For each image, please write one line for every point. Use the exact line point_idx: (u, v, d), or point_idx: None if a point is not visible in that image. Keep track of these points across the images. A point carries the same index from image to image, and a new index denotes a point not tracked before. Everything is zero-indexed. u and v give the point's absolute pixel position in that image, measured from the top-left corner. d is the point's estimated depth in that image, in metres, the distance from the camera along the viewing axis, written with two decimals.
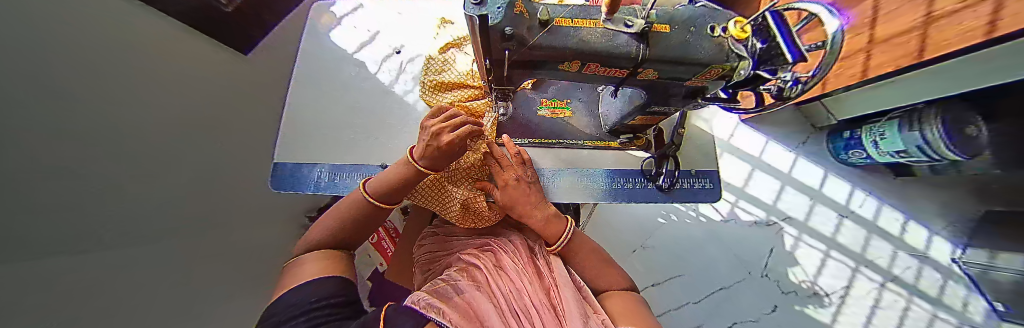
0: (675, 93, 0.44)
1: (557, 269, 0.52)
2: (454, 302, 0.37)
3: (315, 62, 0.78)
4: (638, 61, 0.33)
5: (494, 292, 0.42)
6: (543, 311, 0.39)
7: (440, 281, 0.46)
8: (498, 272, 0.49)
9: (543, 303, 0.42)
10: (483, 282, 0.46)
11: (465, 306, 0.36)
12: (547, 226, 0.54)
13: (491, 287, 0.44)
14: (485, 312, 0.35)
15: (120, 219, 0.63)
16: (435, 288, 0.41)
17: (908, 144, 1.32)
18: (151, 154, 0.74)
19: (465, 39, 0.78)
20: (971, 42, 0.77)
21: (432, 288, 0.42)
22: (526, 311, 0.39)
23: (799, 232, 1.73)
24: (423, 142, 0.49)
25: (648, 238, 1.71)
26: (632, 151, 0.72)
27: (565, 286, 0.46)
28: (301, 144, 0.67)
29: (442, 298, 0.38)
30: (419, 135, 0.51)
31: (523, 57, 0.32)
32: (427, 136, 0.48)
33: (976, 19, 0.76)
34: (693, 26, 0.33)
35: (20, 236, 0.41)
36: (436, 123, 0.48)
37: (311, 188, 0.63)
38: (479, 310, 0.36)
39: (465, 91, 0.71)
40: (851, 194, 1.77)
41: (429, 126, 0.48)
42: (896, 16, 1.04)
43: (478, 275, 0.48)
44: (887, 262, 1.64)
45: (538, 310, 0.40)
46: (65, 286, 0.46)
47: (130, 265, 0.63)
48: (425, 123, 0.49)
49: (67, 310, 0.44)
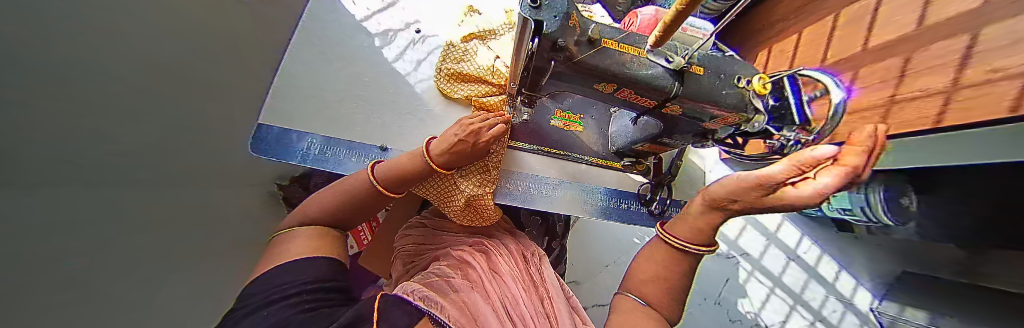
0: (687, 130, 0.46)
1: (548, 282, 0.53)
2: (451, 299, 0.36)
3: (323, 23, 0.73)
4: (670, 96, 0.35)
5: (489, 293, 0.42)
6: (536, 319, 0.40)
7: (432, 275, 0.45)
8: (492, 274, 0.48)
9: (536, 312, 0.42)
10: (478, 281, 0.45)
11: (462, 305, 0.35)
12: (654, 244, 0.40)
13: (485, 287, 0.43)
14: (482, 313, 0.35)
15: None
16: (428, 282, 0.40)
17: (853, 204, 1.48)
18: None
19: (490, 33, 0.77)
20: (922, 128, 0.90)
21: (425, 281, 0.41)
22: (520, 317, 0.39)
23: (753, 268, 1.90)
24: (455, 137, 0.48)
25: (621, 255, 1.78)
26: (632, 174, 0.74)
27: (558, 302, 0.47)
28: (295, 109, 0.62)
29: (438, 293, 0.37)
30: (449, 129, 0.50)
31: (564, 70, 0.32)
32: (463, 132, 0.48)
33: (930, 108, 0.88)
34: (723, 73, 0.35)
35: None
36: (474, 122, 0.50)
37: (299, 158, 0.58)
38: (476, 309, 0.35)
39: (482, 87, 0.70)
40: (800, 240, 1.98)
41: (466, 123, 0.49)
42: (868, 91, 1.17)
43: (472, 274, 0.47)
44: (819, 304, 1.86)
45: (530, 317, 0.40)
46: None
47: None
48: (462, 120, 0.50)
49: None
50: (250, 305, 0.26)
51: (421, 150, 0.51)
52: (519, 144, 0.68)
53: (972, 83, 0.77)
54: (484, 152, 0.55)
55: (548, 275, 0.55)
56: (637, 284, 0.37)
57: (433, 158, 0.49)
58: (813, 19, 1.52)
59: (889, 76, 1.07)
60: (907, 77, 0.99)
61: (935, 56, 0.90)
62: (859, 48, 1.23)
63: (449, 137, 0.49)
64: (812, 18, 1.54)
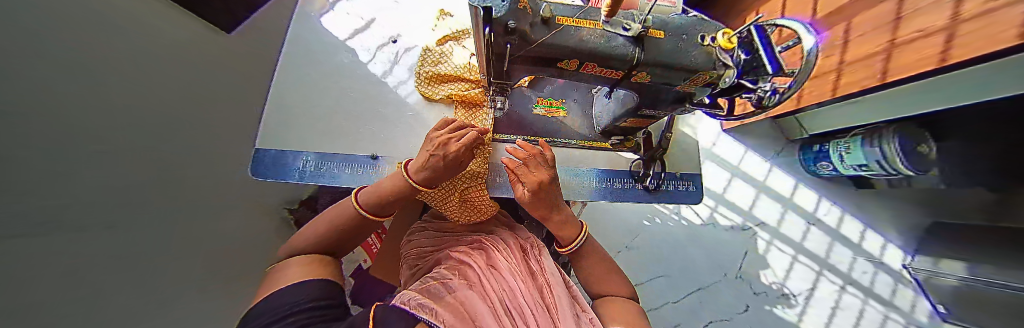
0: (664, 98, 0.46)
1: (549, 271, 0.53)
2: (446, 302, 0.36)
3: (306, 46, 0.75)
4: (633, 64, 0.34)
5: (488, 291, 0.42)
6: (537, 310, 0.40)
7: (430, 280, 0.45)
8: (491, 271, 0.49)
9: (536, 303, 0.42)
10: (476, 280, 0.45)
11: (459, 307, 0.35)
12: (563, 227, 0.55)
13: (484, 285, 0.44)
14: (480, 313, 0.35)
15: (80, 209, 0.60)
16: (425, 288, 0.41)
17: (868, 159, 1.42)
18: (107, 138, 0.67)
19: (464, 33, 0.79)
20: (926, 68, 0.85)
21: (423, 287, 0.42)
22: (520, 310, 0.39)
23: (772, 238, 1.85)
24: (427, 153, 0.49)
25: (632, 239, 1.76)
26: (622, 152, 0.74)
27: (559, 289, 0.47)
28: (286, 131, 0.64)
29: (434, 298, 0.38)
30: (422, 146, 0.52)
31: (523, 53, 0.33)
32: (432, 146, 0.49)
33: (931, 48, 0.85)
34: (685, 34, 0.35)
35: None
36: (441, 133, 0.51)
37: (296, 177, 0.61)
38: (473, 309, 0.36)
39: (460, 84, 0.71)
40: (818, 203, 1.91)
41: (434, 136, 0.51)
42: (863, 40, 1.13)
43: (470, 274, 0.47)
44: (848, 267, 1.79)
45: (531, 309, 0.40)
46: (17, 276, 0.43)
47: (73, 265, 0.56)
48: (433, 134, 0.52)
49: (14, 300, 0.41)
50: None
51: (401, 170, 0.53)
52: (504, 136, 0.68)
53: (973, 16, 0.74)
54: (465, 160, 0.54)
55: (548, 265, 0.55)
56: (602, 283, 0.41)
57: (413, 176, 0.50)
58: None
59: (884, 21, 1.03)
60: (906, 19, 0.96)
61: None
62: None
63: (424, 154, 0.50)
64: None
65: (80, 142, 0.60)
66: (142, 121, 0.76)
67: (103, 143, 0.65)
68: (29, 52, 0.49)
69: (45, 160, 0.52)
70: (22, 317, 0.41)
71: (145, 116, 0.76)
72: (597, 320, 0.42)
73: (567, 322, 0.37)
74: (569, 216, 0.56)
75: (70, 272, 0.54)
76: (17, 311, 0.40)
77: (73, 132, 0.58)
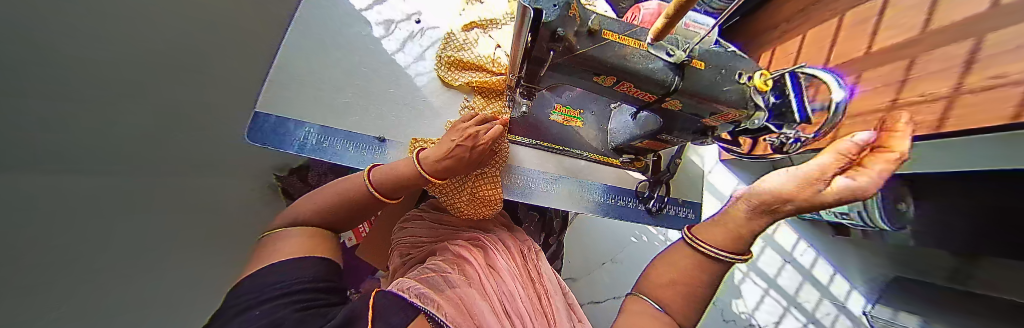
0: (686, 128, 0.47)
1: (546, 280, 0.53)
2: (446, 296, 0.36)
3: (322, 12, 0.72)
4: (669, 90, 0.34)
5: (487, 290, 0.42)
6: (535, 318, 0.41)
7: (428, 271, 0.45)
8: (490, 271, 0.49)
9: (533, 310, 0.43)
10: (476, 278, 0.45)
11: (459, 303, 0.35)
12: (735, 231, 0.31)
13: (484, 284, 0.43)
14: (481, 312, 0.35)
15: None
16: (424, 278, 0.41)
17: (851, 208, 1.51)
18: None
19: (491, 22, 0.78)
20: (923, 132, 0.90)
21: (420, 277, 0.41)
22: (518, 316, 0.40)
23: (749, 270, 1.92)
24: (452, 143, 0.48)
25: (618, 253, 1.79)
26: (630, 171, 0.75)
27: (556, 299, 0.49)
28: (294, 97, 0.62)
29: (434, 289, 0.37)
30: (445, 134, 0.50)
31: (563, 61, 0.32)
32: (460, 137, 0.47)
33: (930, 115, 0.89)
34: (725, 68, 0.35)
35: None
36: (469, 126, 0.50)
37: (296, 148, 0.58)
38: (474, 307, 0.36)
39: (481, 74, 0.70)
40: (796, 243, 2.01)
41: (462, 128, 0.49)
42: (867, 95, 1.17)
43: (469, 270, 0.47)
44: (813, 306, 1.90)
45: (527, 316, 0.40)
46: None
47: None
48: (458, 125, 0.50)
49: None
50: (240, 304, 0.26)
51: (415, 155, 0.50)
52: (518, 139, 0.68)
53: (973, 90, 0.77)
54: (485, 155, 0.54)
55: (546, 273, 0.56)
56: (653, 287, 0.33)
57: (432, 164, 0.48)
58: (817, 20, 1.52)
59: (892, 80, 1.06)
60: (911, 81, 0.99)
61: (938, 60, 0.90)
62: (861, 52, 1.23)
63: (447, 143, 0.49)
64: (816, 20, 1.54)
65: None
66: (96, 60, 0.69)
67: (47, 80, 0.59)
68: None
69: None
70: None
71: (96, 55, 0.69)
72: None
73: None
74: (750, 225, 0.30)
75: None
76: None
77: None
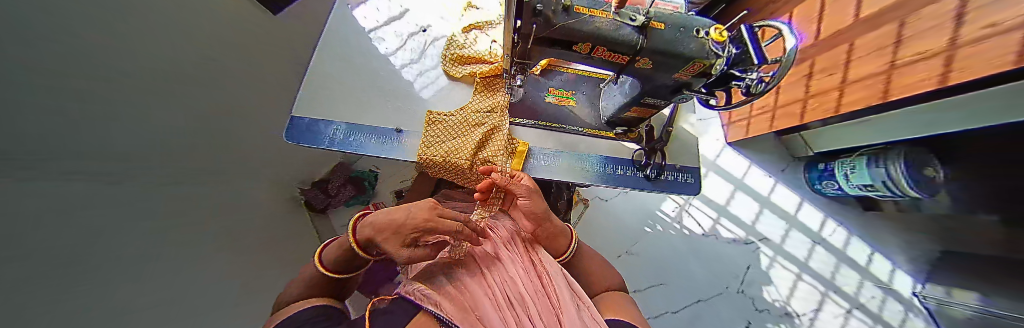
0: (663, 87, 0.52)
1: (547, 261, 0.57)
2: (448, 291, 0.44)
3: (342, 32, 0.82)
4: (637, 49, 0.41)
5: (487, 278, 0.48)
6: (536, 298, 0.46)
7: (435, 265, 0.52)
8: (492, 259, 0.54)
9: (533, 291, 0.47)
10: (478, 267, 0.51)
11: (461, 298, 0.42)
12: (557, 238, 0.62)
13: (484, 272, 0.49)
14: (479, 302, 0.42)
15: (133, 164, 0.67)
16: (431, 275, 0.49)
17: (874, 180, 1.49)
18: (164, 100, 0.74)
19: (487, 23, 0.87)
20: (928, 88, 0.91)
21: (429, 274, 0.49)
22: (518, 300, 0.45)
23: (775, 254, 1.84)
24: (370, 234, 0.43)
25: (633, 245, 1.77)
26: (625, 143, 0.79)
27: (558, 278, 0.52)
28: (321, 102, 0.70)
29: (438, 286, 0.45)
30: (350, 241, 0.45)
31: (546, 34, 0.39)
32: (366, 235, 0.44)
33: (931, 70, 0.90)
34: (683, 27, 0.42)
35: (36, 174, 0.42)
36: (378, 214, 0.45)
37: (326, 143, 0.66)
38: (474, 299, 0.43)
39: (481, 66, 0.78)
40: (824, 222, 1.92)
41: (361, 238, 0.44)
42: (863, 61, 1.19)
43: (473, 260, 0.53)
44: (854, 290, 1.78)
45: (530, 301, 0.45)
46: (67, 214, 0.47)
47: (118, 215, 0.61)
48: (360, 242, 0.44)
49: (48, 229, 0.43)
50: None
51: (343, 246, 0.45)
52: (519, 120, 0.74)
53: (971, 40, 0.78)
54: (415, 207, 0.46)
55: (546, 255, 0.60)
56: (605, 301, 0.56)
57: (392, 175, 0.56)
58: None
59: (885, 43, 1.09)
60: (904, 41, 1.01)
61: (930, 18, 0.91)
62: (848, 20, 1.27)
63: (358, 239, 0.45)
64: None
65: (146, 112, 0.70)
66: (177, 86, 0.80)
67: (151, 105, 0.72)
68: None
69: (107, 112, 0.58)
70: (69, 251, 0.44)
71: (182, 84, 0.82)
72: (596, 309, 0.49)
73: (565, 318, 0.43)
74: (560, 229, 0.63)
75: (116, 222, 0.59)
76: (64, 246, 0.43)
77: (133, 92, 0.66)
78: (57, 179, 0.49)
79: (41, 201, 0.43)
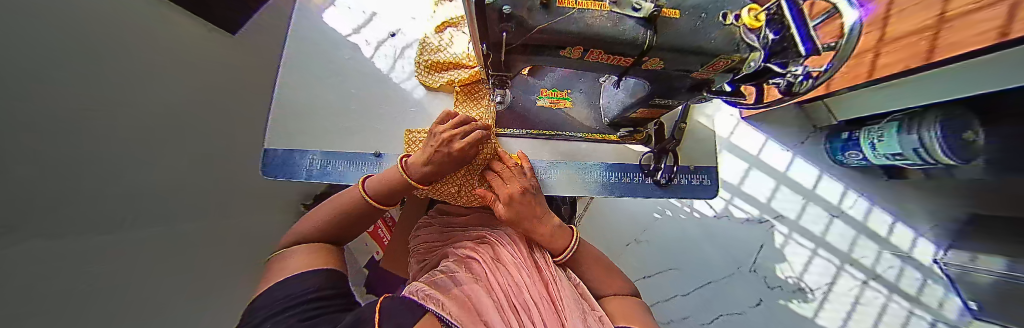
0: (678, 86, 0.44)
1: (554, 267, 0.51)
2: (454, 295, 0.36)
3: (307, 43, 0.74)
4: (643, 49, 0.33)
5: (491, 284, 0.41)
6: (542, 303, 0.39)
7: (438, 273, 0.46)
8: (496, 265, 0.48)
9: (539, 296, 0.41)
10: (482, 273, 0.45)
11: (465, 300, 0.35)
12: (553, 239, 0.54)
13: (490, 278, 0.43)
14: (483, 306, 0.34)
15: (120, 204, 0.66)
16: (433, 280, 0.42)
17: (904, 148, 1.38)
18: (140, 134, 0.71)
19: (463, 18, 0.77)
20: (983, 44, 0.77)
21: (431, 280, 0.42)
22: (526, 306, 0.38)
23: (790, 231, 1.78)
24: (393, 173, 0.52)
25: (641, 232, 1.74)
26: (631, 145, 0.71)
27: (564, 284, 0.45)
28: (291, 130, 0.65)
29: (442, 289, 0.38)
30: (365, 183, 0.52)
31: (527, 42, 0.32)
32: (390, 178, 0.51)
33: (989, 22, 0.76)
34: (704, 12, 0.33)
35: (7, 238, 0.40)
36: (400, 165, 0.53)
37: (304, 175, 0.62)
38: (479, 304, 0.35)
39: (460, 71, 0.70)
40: (844, 194, 1.83)
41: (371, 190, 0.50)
42: (908, 16, 1.04)
43: (477, 268, 0.47)
44: (871, 262, 1.72)
45: (537, 306, 0.38)
46: (54, 270, 0.46)
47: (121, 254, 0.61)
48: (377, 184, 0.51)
49: (52, 294, 0.43)
50: (257, 317, 0.28)
51: (354, 200, 0.50)
52: (508, 131, 0.67)
53: None
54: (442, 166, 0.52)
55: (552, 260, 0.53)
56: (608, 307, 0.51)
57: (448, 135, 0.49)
58: None
59: None
60: None
61: None
62: None
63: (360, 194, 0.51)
64: None
65: (116, 149, 0.66)
66: (156, 125, 0.77)
67: (131, 146, 0.70)
68: (42, 54, 0.48)
69: (72, 157, 0.55)
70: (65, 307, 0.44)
71: (159, 117, 0.78)
72: (606, 317, 0.42)
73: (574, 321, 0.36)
74: (556, 226, 0.56)
75: (123, 264, 0.60)
76: (56, 307, 0.42)
77: (100, 132, 0.62)
78: (46, 239, 0.48)
79: (37, 270, 0.43)
